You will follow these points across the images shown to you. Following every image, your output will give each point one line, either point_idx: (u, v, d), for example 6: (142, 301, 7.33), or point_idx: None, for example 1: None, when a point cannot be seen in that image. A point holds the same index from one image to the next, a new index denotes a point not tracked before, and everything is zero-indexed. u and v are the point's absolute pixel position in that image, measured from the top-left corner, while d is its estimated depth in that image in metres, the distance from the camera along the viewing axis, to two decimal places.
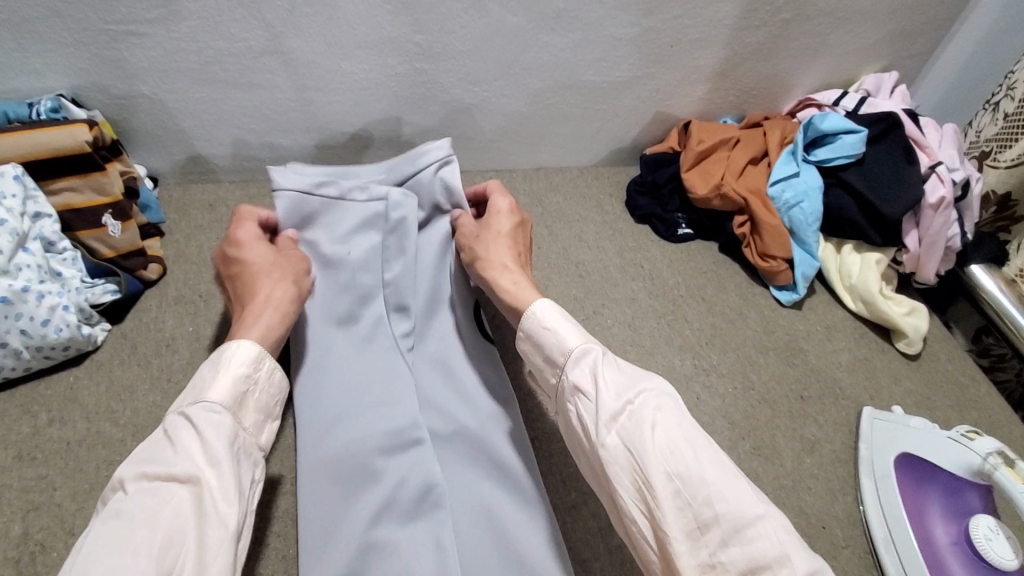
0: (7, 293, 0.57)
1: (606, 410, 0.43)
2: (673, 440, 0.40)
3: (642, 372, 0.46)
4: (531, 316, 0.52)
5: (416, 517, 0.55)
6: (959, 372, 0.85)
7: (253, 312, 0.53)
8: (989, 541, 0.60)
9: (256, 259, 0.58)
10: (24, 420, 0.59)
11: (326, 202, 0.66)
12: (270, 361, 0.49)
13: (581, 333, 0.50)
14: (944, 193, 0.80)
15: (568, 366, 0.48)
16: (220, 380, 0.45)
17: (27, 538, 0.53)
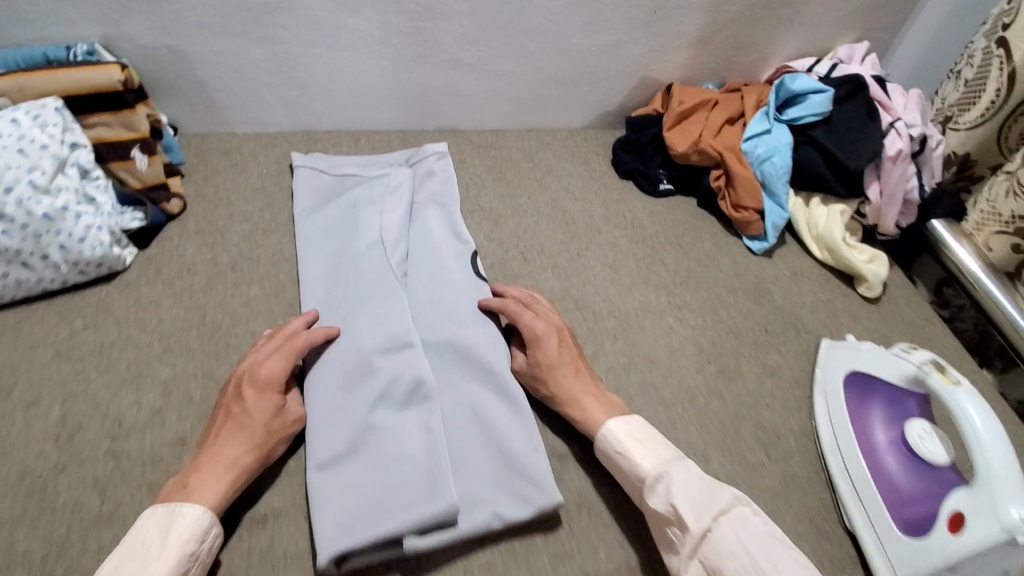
0: (50, 210, 0.64)
1: (692, 538, 0.54)
2: (751, 554, 0.51)
3: (713, 489, 0.57)
4: (609, 452, 0.62)
5: (408, 407, 0.65)
6: (915, 314, 0.92)
7: (211, 474, 0.55)
8: (923, 440, 0.65)
9: (256, 411, 0.59)
10: (61, 325, 0.66)
11: (336, 178, 0.86)
12: (215, 533, 0.53)
13: (651, 460, 0.60)
14: (902, 146, 0.87)
15: (646, 494, 0.58)
16: (160, 561, 0.49)
17: (66, 419, 0.60)
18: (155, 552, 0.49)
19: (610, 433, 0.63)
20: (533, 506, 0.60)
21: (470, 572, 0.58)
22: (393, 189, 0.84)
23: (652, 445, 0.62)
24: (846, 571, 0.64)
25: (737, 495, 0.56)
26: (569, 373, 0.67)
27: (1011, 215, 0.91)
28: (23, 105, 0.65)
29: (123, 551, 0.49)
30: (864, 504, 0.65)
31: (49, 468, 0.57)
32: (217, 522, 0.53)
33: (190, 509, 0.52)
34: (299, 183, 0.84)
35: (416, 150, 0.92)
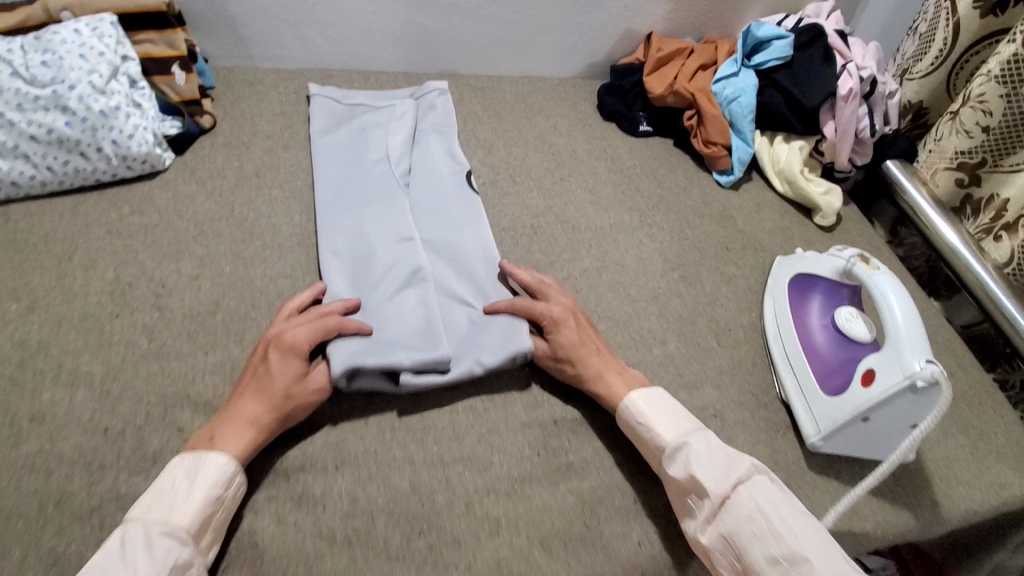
0: (105, 108, 0.75)
1: (710, 504, 0.59)
2: (768, 518, 0.56)
3: (733, 459, 0.61)
4: (635, 428, 0.66)
5: (406, 288, 0.75)
6: (866, 243, 1.01)
7: (234, 431, 0.58)
8: (850, 320, 0.76)
9: (278, 374, 0.62)
10: (111, 210, 0.78)
11: (348, 107, 0.96)
12: (238, 481, 0.56)
13: (671, 429, 0.64)
14: (852, 85, 0.97)
15: (666, 463, 0.62)
16: (188, 504, 0.53)
17: (119, 280, 0.71)
18: (182, 497, 0.53)
19: (633, 407, 0.66)
20: (509, 353, 0.70)
21: (455, 411, 0.69)
22: (399, 117, 0.94)
23: (671, 418, 0.65)
24: (779, 432, 0.74)
25: (754, 465, 0.61)
26: (593, 352, 0.70)
27: (955, 152, 0.99)
28: (84, 18, 0.77)
29: (155, 493, 0.53)
30: (797, 377, 0.76)
31: (106, 315, 0.68)
32: (240, 472, 0.57)
33: (214, 457, 0.56)
34: (315, 109, 0.95)
35: (419, 87, 1.02)
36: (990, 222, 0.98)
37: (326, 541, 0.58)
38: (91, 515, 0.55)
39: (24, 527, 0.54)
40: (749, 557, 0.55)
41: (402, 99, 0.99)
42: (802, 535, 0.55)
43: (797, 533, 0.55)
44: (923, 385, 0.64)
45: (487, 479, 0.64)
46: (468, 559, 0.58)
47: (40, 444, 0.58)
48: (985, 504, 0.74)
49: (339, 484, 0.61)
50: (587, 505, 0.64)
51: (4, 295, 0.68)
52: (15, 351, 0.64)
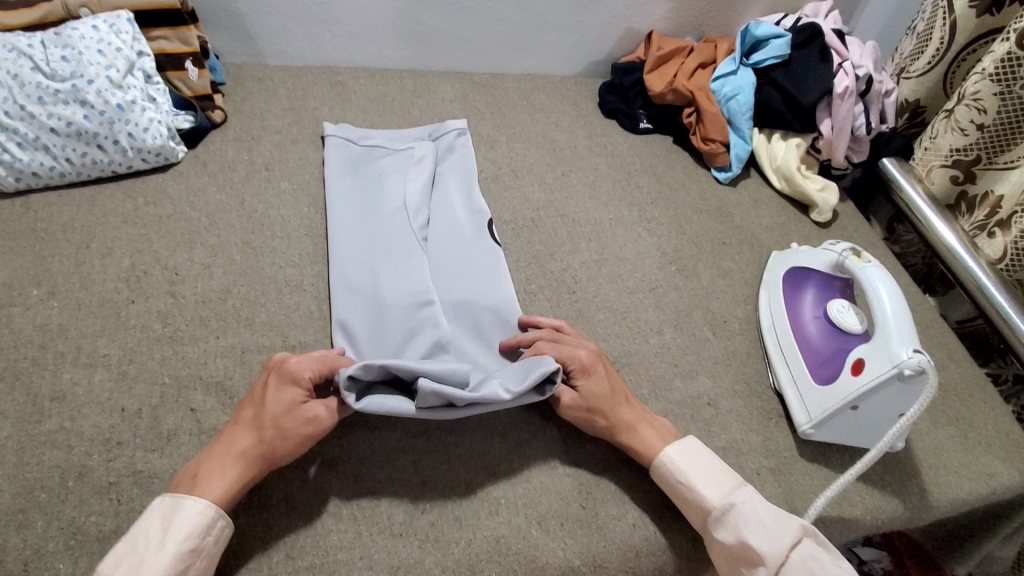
0: (122, 102, 0.78)
1: (767, 572, 0.57)
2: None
3: (781, 518, 0.59)
4: (677, 489, 0.63)
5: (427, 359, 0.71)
6: (862, 239, 1.03)
7: (218, 465, 0.56)
8: (842, 313, 0.78)
9: (270, 403, 0.59)
10: (127, 201, 0.81)
11: (363, 149, 0.93)
12: (216, 530, 0.53)
13: (717, 489, 0.61)
14: (848, 84, 0.99)
15: (715, 526, 0.60)
16: (158, 559, 0.50)
17: (134, 268, 0.74)
18: (153, 550, 0.50)
19: (670, 463, 0.64)
20: (531, 378, 0.64)
21: None
22: (418, 160, 0.91)
23: (714, 475, 0.63)
24: (771, 420, 0.76)
25: (803, 527, 0.59)
26: (624, 403, 0.67)
27: (950, 150, 1.00)
28: (102, 15, 0.80)
29: (128, 543, 0.51)
30: (789, 366, 0.78)
31: (122, 300, 0.71)
32: (215, 520, 0.53)
33: (188, 506, 0.53)
34: (329, 149, 0.91)
35: (437, 126, 0.98)
36: (984, 218, 0.99)
37: (332, 517, 0.60)
38: (108, 489, 0.58)
39: (46, 500, 0.56)
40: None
41: (420, 140, 0.95)
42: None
43: None
44: (910, 373, 0.66)
45: (488, 461, 0.66)
46: (468, 537, 0.60)
47: (61, 422, 0.61)
48: (974, 493, 0.76)
49: (345, 463, 0.63)
50: (584, 487, 0.66)
51: (25, 280, 0.71)
52: (36, 334, 0.67)
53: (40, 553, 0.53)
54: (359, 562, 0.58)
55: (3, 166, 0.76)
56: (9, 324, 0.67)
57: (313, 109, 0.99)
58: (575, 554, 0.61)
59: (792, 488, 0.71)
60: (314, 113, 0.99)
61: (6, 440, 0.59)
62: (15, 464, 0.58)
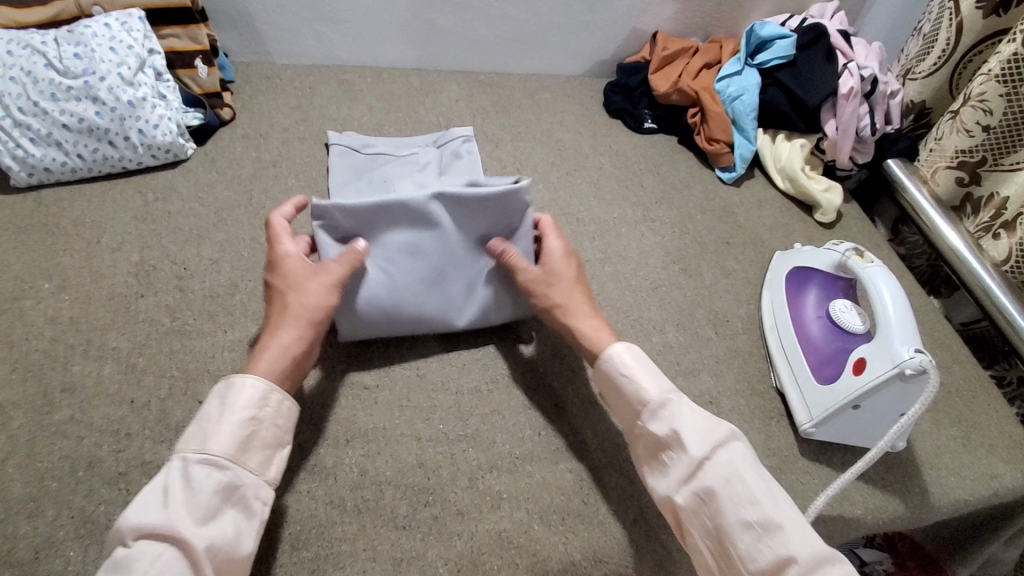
0: (133, 99, 0.80)
1: (689, 461, 0.56)
2: (744, 482, 0.54)
3: (715, 422, 0.59)
4: (611, 369, 0.64)
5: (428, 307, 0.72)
6: (865, 240, 1.03)
7: (261, 351, 0.58)
8: (844, 312, 0.78)
9: (280, 282, 0.63)
10: (137, 197, 0.82)
11: (366, 157, 0.91)
12: (276, 398, 0.55)
13: (656, 385, 0.62)
14: (853, 84, 1.00)
15: (648, 417, 0.60)
16: (224, 430, 0.51)
17: (144, 262, 0.75)
18: (216, 425, 0.51)
19: (615, 353, 0.64)
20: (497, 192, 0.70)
21: (460, 392, 0.72)
22: (424, 168, 0.88)
23: (653, 373, 0.63)
24: (773, 419, 0.77)
25: (732, 431, 0.58)
26: (584, 296, 0.71)
27: (955, 151, 1.00)
28: (114, 13, 0.82)
29: (194, 423, 0.52)
30: (791, 366, 0.79)
31: (132, 294, 0.72)
32: (273, 387, 0.55)
33: (242, 380, 0.54)
34: (333, 158, 0.90)
35: (443, 133, 0.96)
36: (990, 220, 0.99)
37: (336, 509, 0.61)
38: (117, 479, 0.59)
39: (56, 489, 0.57)
40: (723, 519, 0.53)
41: (425, 147, 0.93)
42: (771, 502, 0.53)
43: (772, 499, 0.54)
44: (911, 372, 0.67)
45: (490, 456, 0.67)
46: (469, 530, 0.61)
47: (71, 413, 0.62)
48: (976, 493, 0.76)
49: (349, 457, 0.64)
50: (585, 483, 0.66)
51: (37, 274, 0.72)
52: (47, 326, 0.68)
53: (51, 541, 0.55)
54: (363, 554, 0.58)
55: (16, 161, 0.77)
56: (21, 316, 0.68)
57: (320, 107, 1.00)
58: (575, 548, 0.61)
59: (792, 487, 0.71)
60: (321, 111, 1.00)
61: (18, 429, 0.60)
62: (27, 453, 0.59)
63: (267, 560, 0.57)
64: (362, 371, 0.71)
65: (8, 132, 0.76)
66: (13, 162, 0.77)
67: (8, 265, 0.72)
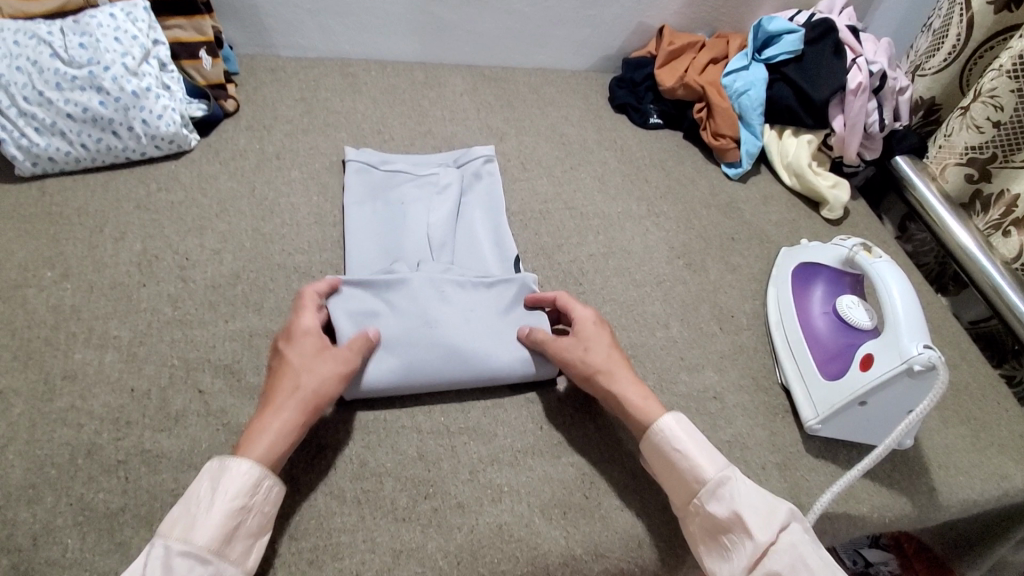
0: (137, 89, 0.80)
1: (757, 548, 0.55)
2: (810, 569, 0.54)
3: (775, 501, 0.58)
4: (669, 451, 0.61)
5: (445, 369, 0.68)
6: (873, 237, 1.02)
7: (259, 428, 0.56)
8: (852, 308, 0.77)
9: (293, 355, 0.61)
10: (140, 187, 0.82)
11: (385, 174, 0.89)
12: (266, 487, 0.53)
13: (714, 462, 0.60)
14: (861, 79, 0.98)
15: (705, 498, 0.58)
16: (208, 520, 0.50)
17: (146, 252, 0.75)
18: (204, 511, 0.50)
19: (667, 428, 0.61)
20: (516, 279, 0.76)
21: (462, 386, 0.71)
22: (441, 190, 0.88)
23: (708, 450, 0.61)
24: (778, 416, 0.76)
25: (790, 510, 0.58)
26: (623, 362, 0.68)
27: (965, 148, 0.99)
28: (119, 3, 0.82)
29: (182, 505, 0.51)
30: (797, 362, 0.78)
31: (133, 283, 0.72)
32: (266, 477, 0.53)
33: (236, 464, 0.53)
34: (348, 174, 0.88)
35: (463, 152, 0.94)
36: (1000, 217, 0.97)
37: (335, 500, 0.60)
38: (117, 467, 0.58)
39: (56, 476, 0.57)
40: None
41: (443, 166, 0.92)
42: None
43: None
44: (920, 369, 0.65)
45: (492, 449, 0.66)
46: (470, 523, 0.60)
47: (71, 401, 0.62)
48: (984, 494, 0.75)
49: (349, 448, 0.64)
50: (587, 477, 0.66)
51: (39, 262, 0.72)
52: (49, 314, 0.68)
53: (50, 528, 0.54)
54: (362, 545, 0.58)
55: (21, 150, 0.77)
56: (23, 304, 0.68)
57: (324, 100, 1.00)
58: (576, 542, 0.61)
59: (797, 483, 0.70)
60: (325, 104, 0.99)
61: (18, 417, 0.60)
62: (27, 441, 0.59)
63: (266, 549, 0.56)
64: None
65: (13, 122, 0.76)
66: (17, 151, 0.77)
67: (11, 253, 0.72)
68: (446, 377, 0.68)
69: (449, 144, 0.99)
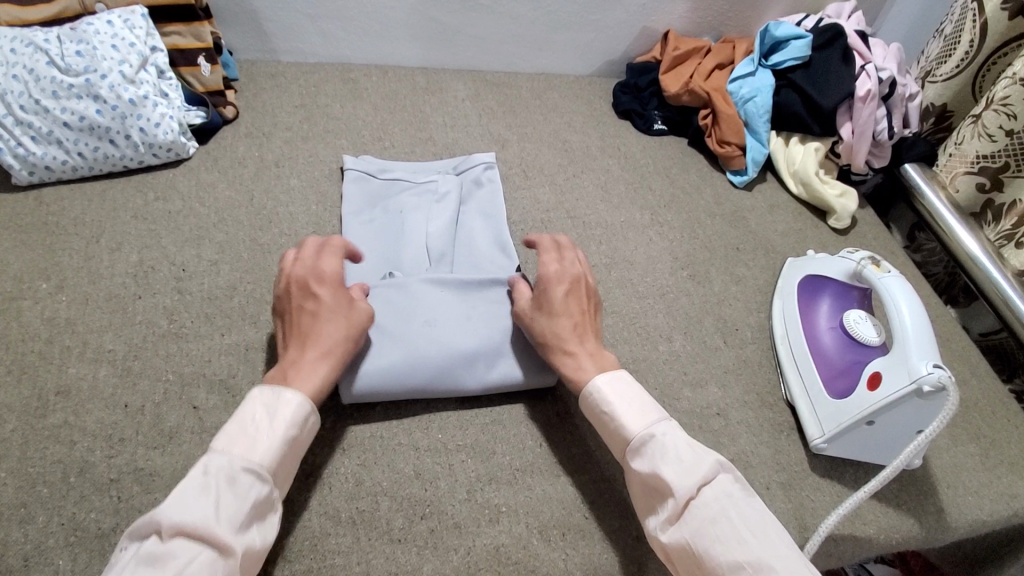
0: (135, 97, 0.79)
1: (677, 501, 0.54)
2: (731, 521, 0.52)
3: (700, 453, 0.57)
4: (590, 400, 0.62)
5: (448, 373, 0.68)
6: (881, 247, 1.00)
7: (309, 367, 0.59)
8: (859, 323, 0.75)
9: (330, 299, 0.63)
10: (138, 196, 0.81)
11: (383, 182, 0.88)
12: (314, 420, 0.57)
13: (639, 419, 0.60)
14: (870, 87, 0.97)
15: (631, 455, 0.59)
16: (268, 440, 0.53)
17: (142, 263, 0.74)
18: (263, 433, 0.53)
19: (603, 401, 0.61)
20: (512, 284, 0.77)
21: (461, 402, 0.70)
22: (441, 198, 0.86)
23: (639, 407, 0.61)
24: (782, 433, 0.74)
25: (720, 463, 0.56)
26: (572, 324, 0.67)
27: (976, 156, 0.96)
28: (116, 10, 0.81)
29: (236, 424, 0.53)
30: (803, 378, 0.76)
31: (128, 296, 0.71)
32: (315, 409, 0.57)
33: (294, 393, 0.56)
34: (347, 183, 0.87)
35: (464, 159, 0.93)
36: (1011, 228, 0.95)
37: (331, 521, 0.59)
38: (109, 486, 0.58)
39: (48, 495, 0.56)
40: (711, 564, 0.51)
41: (443, 173, 0.91)
42: (760, 544, 0.51)
43: (763, 542, 0.51)
44: (929, 390, 0.64)
45: (490, 467, 0.65)
46: (467, 545, 0.59)
47: (65, 416, 0.61)
48: (994, 514, 0.73)
49: (345, 466, 0.63)
50: (586, 497, 0.64)
51: (35, 273, 0.71)
52: (44, 328, 0.67)
53: (41, 549, 0.54)
54: (357, 567, 0.57)
55: (18, 160, 0.76)
56: (18, 316, 0.68)
57: (325, 106, 0.99)
58: (576, 565, 0.59)
59: (802, 504, 0.68)
60: (326, 110, 0.98)
61: (11, 433, 0.60)
62: (20, 457, 0.58)
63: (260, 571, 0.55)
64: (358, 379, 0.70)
65: (11, 131, 0.75)
66: (14, 160, 0.76)
67: (7, 264, 0.72)
68: (449, 370, 0.68)
69: (450, 150, 0.98)
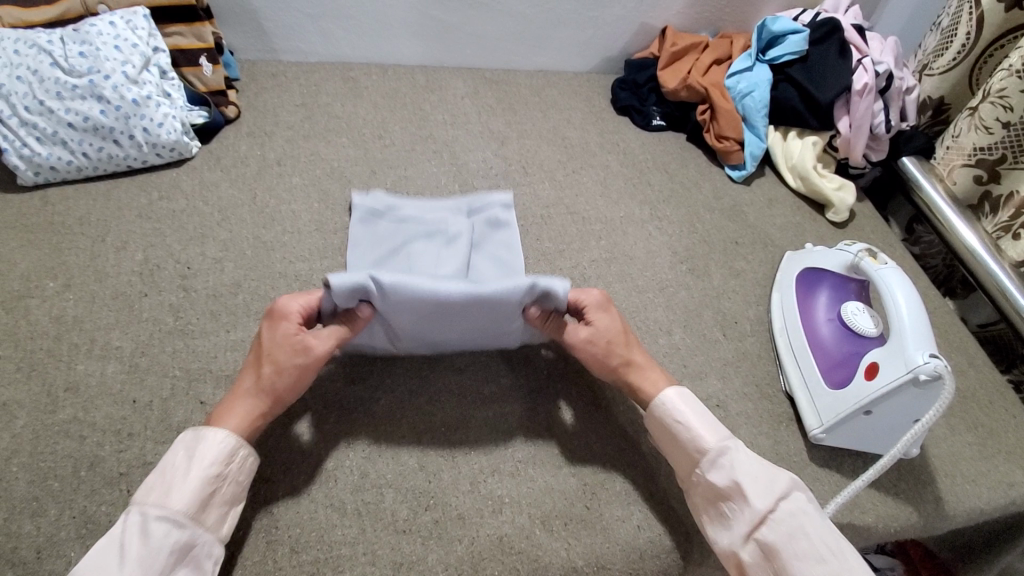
0: (138, 98, 0.80)
1: (757, 515, 0.57)
2: (810, 536, 0.56)
3: (773, 471, 0.60)
4: (665, 411, 0.63)
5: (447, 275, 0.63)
6: (878, 239, 1.01)
7: (230, 403, 0.59)
8: (856, 315, 0.76)
9: (268, 341, 0.61)
10: (142, 196, 0.82)
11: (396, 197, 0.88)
12: (240, 455, 0.55)
13: (713, 431, 0.62)
14: (867, 80, 0.97)
15: (705, 467, 0.60)
16: (185, 484, 0.52)
17: (147, 262, 0.75)
18: (180, 478, 0.52)
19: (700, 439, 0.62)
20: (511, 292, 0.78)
21: (465, 395, 0.71)
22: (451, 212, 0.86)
23: (711, 420, 0.63)
24: (782, 424, 0.75)
25: (795, 480, 0.59)
26: (632, 341, 0.69)
27: (973, 149, 0.96)
28: (118, 11, 0.82)
29: (156, 473, 0.53)
30: (801, 369, 0.77)
31: (135, 294, 0.72)
32: (240, 445, 0.56)
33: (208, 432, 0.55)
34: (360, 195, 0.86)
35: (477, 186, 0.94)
36: (1009, 220, 0.95)
37: (336, 512, 0.60)
38: (118, 479, 0.59)
39: (59, 488, 0.57)
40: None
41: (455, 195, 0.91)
42: (839, 560, 0.55)
43: (840, 557, 0.55)
44: (926, 379, 0.65)
45: (493, 459, 0.66)
46: (470, 535, 0.60)
47: (74, 412, 0.62)
48: (992, 502, 0.74)
49: (350, 459, 0.64)
50: (588, 487, 0.65)
51: (41, 272, 0.72)
52: (52, 326, 0.68)
53: (53, 541, 0.55)
54: (363, 557, 0.58)
55: (22, 160, 0.77)
56: (26, 315, 0.69)
57: (326, 105, 1.00)
58: (578, 554, 0.60)
59: None
60: (327, 109, 0.99)
61: (22, 429, 0.61)
62: (30, 452, 0.59)
63: (267, 562, 0.56)
64: (362, 374, 0.70)
65: (15, 131, 0.76)
66: (19, 161, 0.77)
67: (14, 263, 0.73)
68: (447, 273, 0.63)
69: (450, 148, 0.99)
